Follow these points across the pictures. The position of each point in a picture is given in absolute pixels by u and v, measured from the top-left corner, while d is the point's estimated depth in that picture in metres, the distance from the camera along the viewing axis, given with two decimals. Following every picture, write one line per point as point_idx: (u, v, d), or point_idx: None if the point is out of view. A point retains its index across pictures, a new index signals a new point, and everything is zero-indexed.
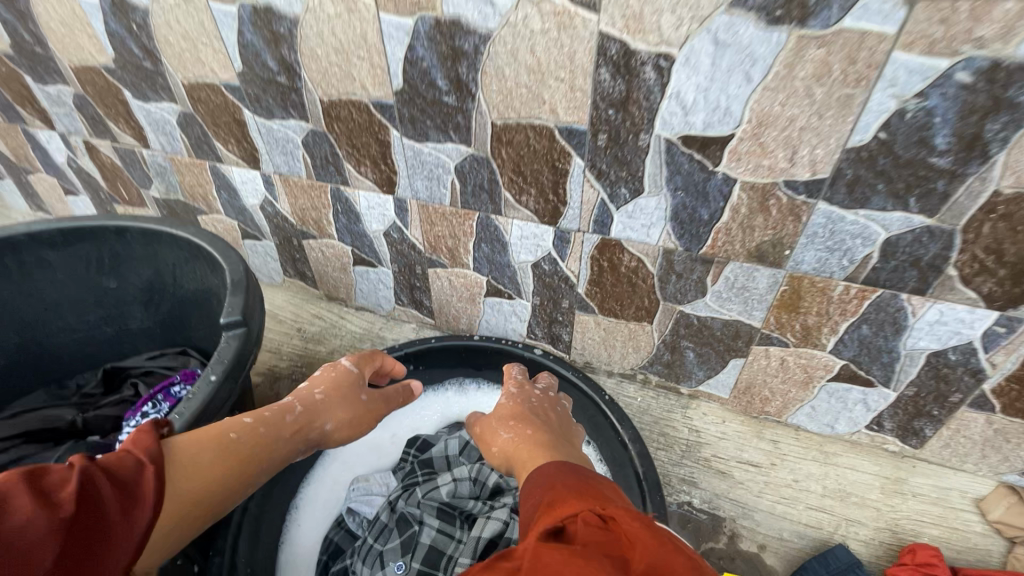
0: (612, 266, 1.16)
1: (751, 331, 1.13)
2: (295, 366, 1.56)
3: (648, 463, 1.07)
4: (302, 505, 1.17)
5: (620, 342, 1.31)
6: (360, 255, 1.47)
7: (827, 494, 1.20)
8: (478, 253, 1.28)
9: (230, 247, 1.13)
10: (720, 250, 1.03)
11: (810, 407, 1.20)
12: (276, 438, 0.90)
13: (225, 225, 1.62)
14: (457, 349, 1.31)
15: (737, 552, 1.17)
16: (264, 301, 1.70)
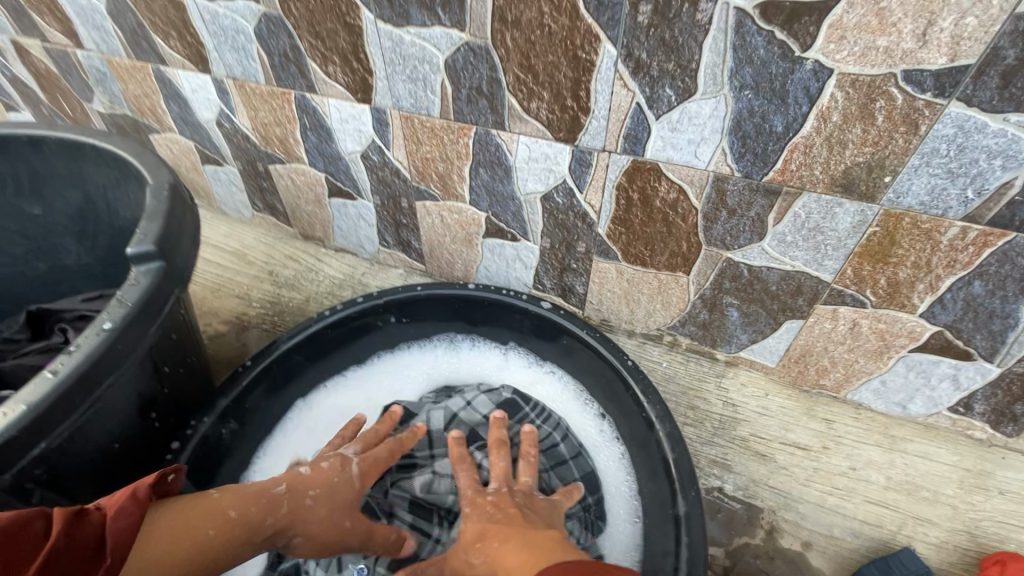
0: (644, 199, 0.91)
1: (818, 287, 0.89)
2: (264, 314, 1.32)
3: (678, 446, 0.83)
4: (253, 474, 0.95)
5: (646, 297, 1.07)
6: (337, 184, 1.22)
7: (891, 486, 0.99)
8: (476, 181, 1.03)
9: (161, 163, 0.90)
10: (793, 177, 0.78)
11: (879, 381, 0.97)
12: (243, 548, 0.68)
13: (180, 148, 1.38)
14: (448, 299, 1.07)
15: (776, 551, 0.97)
16: (232, 240, 1.47)
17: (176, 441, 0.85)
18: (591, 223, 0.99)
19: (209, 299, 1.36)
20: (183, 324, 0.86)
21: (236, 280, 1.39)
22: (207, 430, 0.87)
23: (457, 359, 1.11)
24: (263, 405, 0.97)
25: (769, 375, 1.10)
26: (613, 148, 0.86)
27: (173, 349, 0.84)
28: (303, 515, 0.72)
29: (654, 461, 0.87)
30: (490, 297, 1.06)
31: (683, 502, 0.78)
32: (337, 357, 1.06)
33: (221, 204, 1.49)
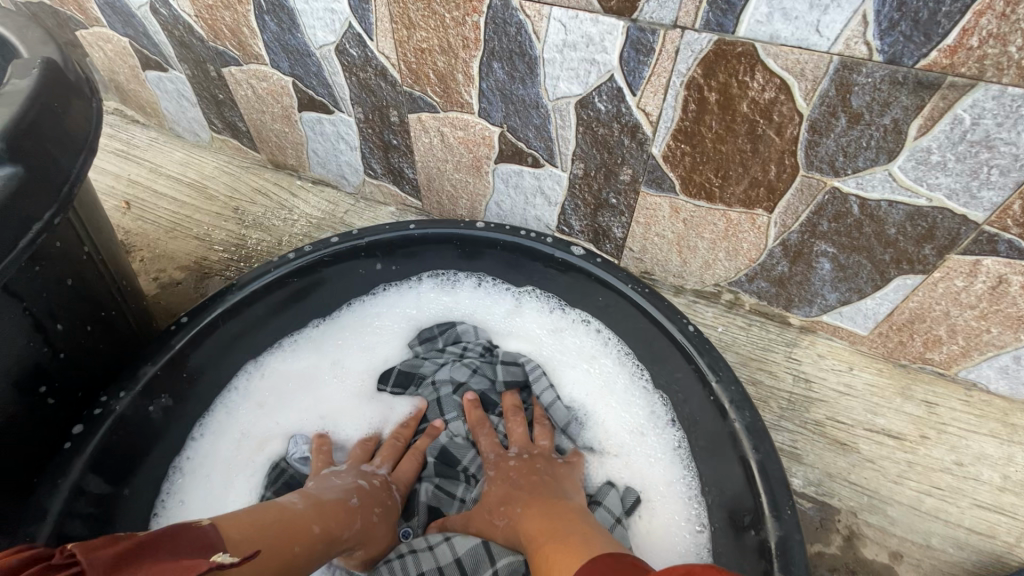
0: (726, 102, 0.65)
1: (958, 230, 0.65)
2: (230, 261, 1.05)
3: (762, 444, 0.63)
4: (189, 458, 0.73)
5: (706, 243, 0.83)
6: (307, 92, 0.95)
7: (1009, 488, 0.77)
8: (489, 80, 0.77)
9: (32, 26, 0.63)
10: (968, 61, 0.52)
11: (1012, 357, 0.75)
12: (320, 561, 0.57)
13: (116, 47, 1.10)
14: (450, 242, 0.84)
15: (858, 564, 0.74)
16: (189, 166, 1.20)
17: (80, 423, 0.64)
18: (642, 141, 0.74)
19: (161, 241, 1.08)
20: (85, 268, 0.66)
21: (194, 218, 1.11)
22: (126, 408, 0.66)
23: (450, 302, 0.88)
24: (205, 375, 0.76)
25: (854, 347, 0.87)
26: (689, 21, 0.60)
27: (71, 299, 0.64)
28: (370, 531, 0.63)
29: (722, 459, 0.67)
30: (504, 240, 0.82)
31: (774, 524, 0.59)
32: (294, 308, 0.82)
33: (173, 124, 1.22)
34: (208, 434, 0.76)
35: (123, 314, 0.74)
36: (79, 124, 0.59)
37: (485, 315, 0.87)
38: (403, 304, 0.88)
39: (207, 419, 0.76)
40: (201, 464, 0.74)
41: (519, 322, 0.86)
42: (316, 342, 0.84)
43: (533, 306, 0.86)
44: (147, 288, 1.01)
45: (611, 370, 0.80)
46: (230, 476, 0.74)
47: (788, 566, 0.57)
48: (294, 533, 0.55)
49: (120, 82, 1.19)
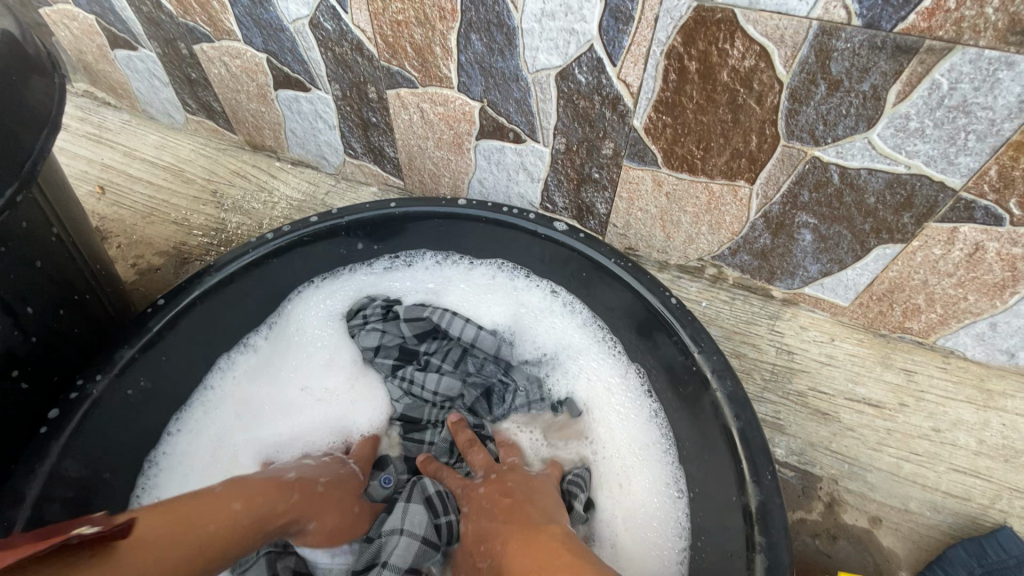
0: (705, 71, 0.64)
1: (936, 197, 0.65)
2: (209, 245, 1.03)
3: (744, 412, 0.63)
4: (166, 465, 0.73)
5: (689, 217, 0.83)
6: (282, 68, 0.92)
7: (984, 452, 0.79)
8: (468, 53, 0.75)
9: None
10: (945, 24, 0.52)
11: (988, 324, 0.76)
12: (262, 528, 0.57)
13: (83, 25, 1.07)
14: (430, 219, 0.82)
15: (838, 529, 0.76)
16: (164, 149, 1.17)
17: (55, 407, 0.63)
18: (624, 113, 0.73)
19: (138, 226, 1.06)
20: (54, 250, 0.64)
21: (171, 202, 1.09)
22: (102, 392, 0.65)
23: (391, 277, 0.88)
24: (184, 357, 0.75)
25: (835, 318, 0.88)
26: None
27: (41, 283, 0.63)
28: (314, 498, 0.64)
29: (705, 427, 0.67)
30: (485, 216, 0.81)
31: (755, 489, 0.60)
32: (257, 295, 0.80)
33: (146, 106, 1.19)
34: (187, 426, 0.76)
35: (98, 298, 0.72)
36: (41, 99, 0.57)
37: (441, 291, 0.87)
38: (344, 288, 0.86)
39: (183, 415, 0.76)
40: (180, 460, 0.74)
41: (485, 300, 0.86)
42: (284, 331, 0.84)
43: (496, 283, 0.87)
44: (124, 274, 0.99)
45: (575, 344, 0.82)
46: (210, 475, 0.74)
47: (768, 530, 0.58)
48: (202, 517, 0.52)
49: (89, 63, 1.15)
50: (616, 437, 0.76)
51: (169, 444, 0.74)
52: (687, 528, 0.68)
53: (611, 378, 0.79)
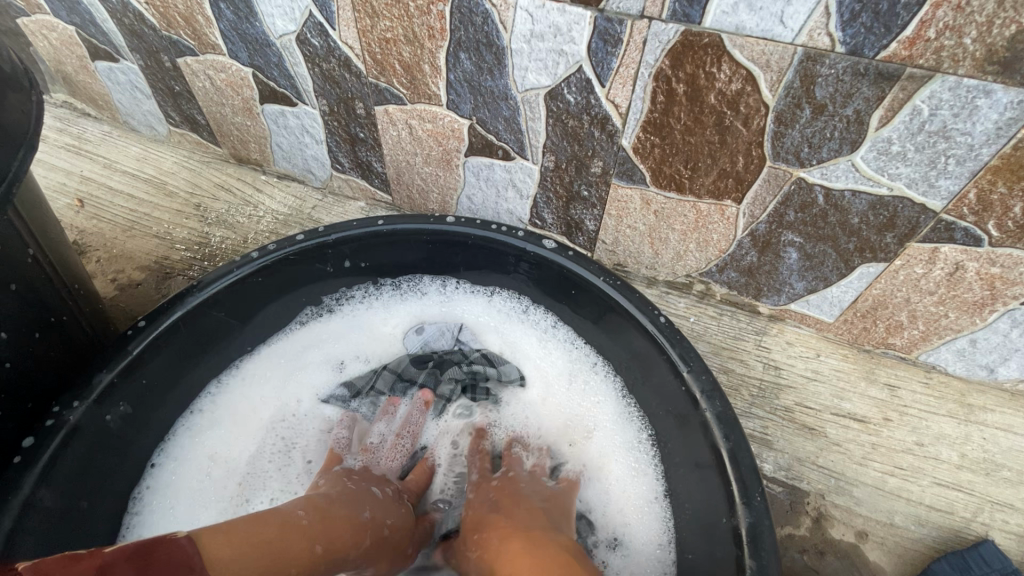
0: (693, 93, 0.65)
1: (917, 218, 0.66)
2: (193, 260, 1.01)
3: (733, 432, 0.63)
4: (155, 491, 0.73)
5: (677, 235, 0.84)
6: (268, 83, 0.91)
7: (966, 466, 0.80)
8: (456, 72, 0.75)
9: None
10: (925, 52, 0.53)
11: (968, 340, 0.78)
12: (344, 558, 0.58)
13: (62, 35, 1.04)
14: (420, 237, 0.82)
15: (826, 544, 0.76)
16: (147, 161, 1.15)
17: (30, 434, 0.61)
18: (612, 133, 0.73)
19: (118, 240, 1.03)
20: (30, 271, 0.63)
21: (153, 216, 1.06)
22: (80, 418, 0.63)
23: (439, 303, 0.89)
24: (164, 380, 0.73)
25: (821, 333, 0.89)
26: (656, 11, 0.59)
27: (17, 303, 0.61)
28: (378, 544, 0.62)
29: (695, 445, 0.68)
30: (474, 235, 0.80)
31: (745, 511, 0.60)
32: (255, 317, 0.81)
33: (127, 118, 1.16)
34: (176, 452, 0.75)
35: (76, 319, 0.70)
36: (16, 117, 0.56)
37: (482, 322, 0.87)
38: (377, 312, 0.88)
39: (172, 445, 0.76)
40: (167, 492, 0.73)
41: (505, 330, 0.87)
42: (289, 352, 0.84)
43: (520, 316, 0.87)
44: (104, 290, 0.96)
45: (596, 387, 0.81)
46: (197, 503, 0.73)
47: (759, 552, 0.58)
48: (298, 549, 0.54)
49: (68, 73, 1.13)
50: (620, 486, 0.74)
51: (157, 477, 0.74)
52: (672, 567, 0.68)
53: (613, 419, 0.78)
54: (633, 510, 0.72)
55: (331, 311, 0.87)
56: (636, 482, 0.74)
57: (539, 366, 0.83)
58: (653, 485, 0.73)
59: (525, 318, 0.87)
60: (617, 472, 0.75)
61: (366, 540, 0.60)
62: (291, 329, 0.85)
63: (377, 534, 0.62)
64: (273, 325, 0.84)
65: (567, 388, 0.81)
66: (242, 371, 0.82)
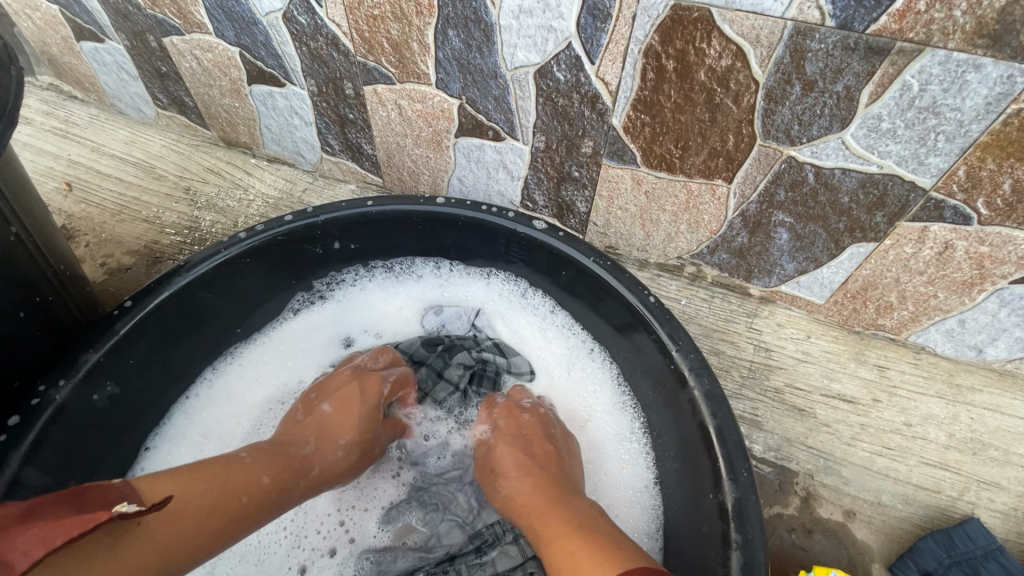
0: (683, 70, 0.64)
1: (907, 196, 0.66)
2: (183, 244, 1.00)
3: (721, 410, 0.63)
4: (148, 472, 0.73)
5: (668, 216, 0.83)
6: (256, 63, 0.90)
7: (953, 445, 0.81)
8: (445, 49, 0.74)
9: None
10: (915, 26, 0.52)
11: (957, 321, 0.78)
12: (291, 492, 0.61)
13: (46, 14, 1.03)
14: (409, 218, 0.81)
15: (814, 522, 0.77)
16: (135, 144, 1.13)
17: (15, 414, 0.60)
18: (602, 112, 0.73)
19: (107, 224, 1.02)
20: (14, 250, 0.62)
21: (142, 200, 1.06)
22: (66, 398, 0.63)
23: (431, 287, 0.89)
24: (152, 361, 0.73)
25: (811, 315, 0.90)
26: None
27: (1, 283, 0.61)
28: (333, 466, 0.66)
29: (683, 424, 0.68)
30: (464, 216, 0.80)
31: (731, 487, 0.60)
32: (247, 299, 0.81)
33: (114, 100, 1.15)
34: (167, 433, 0.76)
35: (63, 300, 0.70)
36: None
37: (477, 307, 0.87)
38: (372, 296, 0.88)
39: (164, 427, 0.76)
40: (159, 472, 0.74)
41: (501, 314, 0.87)
42: (284, 334, 0.85)
43: (513, 300, 0.87)
44: (92, 274, 0.96)
45: (593, 376, 0.81)
46: None
47: (744, 527, 0.58)
48: (249, 484, 0.57)
49: (54, 55, 1.11)
50: (614, 480, 0.73)
51: (150, 458, 0.74)
52: (660, 552, 0.68)
53: (607, 406, 0.78)
54: (623, 508, 0.71)
55: (323, 295, 0.87)
56: (627, 474, 0.73)
57: (531, 350, 0.84)
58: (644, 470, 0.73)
59: (518, 302, 0.87)
60: (609, 467, 0.74)
61: (309, 473, 0.64)
62: (284, 311, 0.86)
63: (325, 460, 0.66)
64: (263, 308, 0.84)
65: (559, 373, 0.81)
66: (234, 354, 0.82)
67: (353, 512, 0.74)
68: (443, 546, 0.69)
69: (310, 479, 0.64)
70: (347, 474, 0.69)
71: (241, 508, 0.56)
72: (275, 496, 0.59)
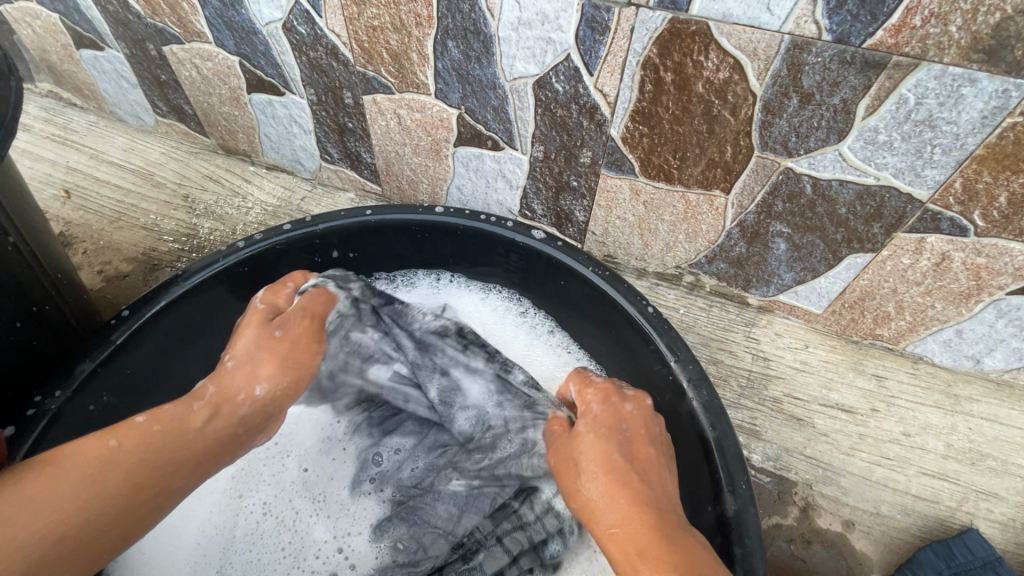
0: (681, 82, 0.65)
1: (904, 208, 0.66)
2: (181, 251, 1.00)
3: (719, 421, 0.63)
4: None
5: (666, 225, 0.84)
6: (255, 72, 0.90)
7: (951, 455, 0.81)
8: (444, 60, 0.75)
9: None
10: (911, 40, 0.53)
11: (954, 331, 0.78)
12: (189, 421, 0.56)
13: (46, 23, 1.03)
14: (407, 227, 0.81)
15: (813, 533, 0.76)
16: (134, 151, 1.13)
17: (12, 424, 0.60)
18: (601, 123, 0.73)
19: (105, 231, 1.02)
20: (11, 260, 0.62)
21: (140, 207, 1.06)
22: (62, 407, 0.62)
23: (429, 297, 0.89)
24: (150, 371, 0.72)
25: (809, 325, 0.90)
26: None
27: None
28: (235, 378, 0.60)
29: (681, 434, 0.68)
30: (462, 225, 0.80)
31: (730, 498, 0.60)
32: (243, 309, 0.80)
33: (113, 108, 1.15)
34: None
35: (61, 309, 0.70)
36: None
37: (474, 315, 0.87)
38: None
39: None
40: None
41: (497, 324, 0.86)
42: None
43: (510, 311, 0.87)
44: (90, 282, 0.95)
45: None
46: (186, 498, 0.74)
47: (743, 539, 0.58)
48: (114, 429, 0.52)
49: (53, 62, 1.11)
50: None
51: None
52: None
53: None
54: None
55: None
56: None
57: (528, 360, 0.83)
58: None
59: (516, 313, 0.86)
60: None
61: (206, 391, 0.59)
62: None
63: (217, 375, 0.60)
64: None
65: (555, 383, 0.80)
66: None
67: (351, 537, 0.73)
68: (429, 558, 0.68)
69: (208, 398, 0.58)
70: (274, 379, 0.62)
71: (113, 449, 0.51)
72: (164, 427, 0.54)
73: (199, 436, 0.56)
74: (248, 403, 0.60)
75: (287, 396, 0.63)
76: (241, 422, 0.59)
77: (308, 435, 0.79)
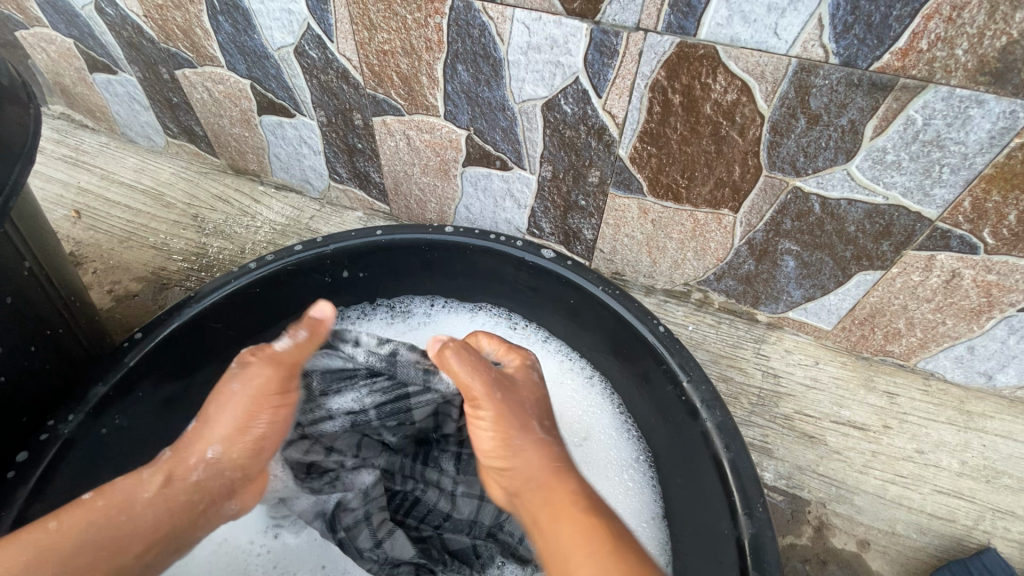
0: (689, 104, 0.65)
1: (913, 226, 0.67)
2: (190, 270, 1.00)
3: (734, 442, 0.63)
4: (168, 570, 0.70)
5: (674, 243, 0.84)
6: (266, 94, 0.92)
7: (966, 473, 0.80)
8: (454, 83, 0.76)
9: None
10: (918, 63, 0.54)
11: (966, 348, 0.78)
12: (147, 503, 0.55)
13: (61, 48, 1.05)
14: (417, 247, 0.82)
15: (828, 553, 0.75)
16: (144, 172, 1.15)
17: (24, 449, 0.60)
18: (609, 143, 0.74)
19: (115, 250, 1.03)
20: (26, 286, 0.63)
21: (150, 226, 1.06)
22: (74, 431, 0.62)
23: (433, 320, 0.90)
24: (160, 394, 0.72)
25: (819, 341, 0.90)
26: (651, 23, 0.60)
27: (11, 319, 0.61)
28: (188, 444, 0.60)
29: (695, 455, 0.67)
30: (472, 244, 0.80)
31: (746, 521, 0.59)
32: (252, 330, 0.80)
33: (125, 129, 1.16)
34: None
35: (72, 331, 0.70)
36: (17, 133, 0.58)
37: None
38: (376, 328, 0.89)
39: None
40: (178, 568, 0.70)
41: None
42: None
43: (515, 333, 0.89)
44: (100, 301, 0.96)
45: (594, 405, 0.82)
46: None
47: (761, 564, 0.57)
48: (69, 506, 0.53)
49: (66, 86, 1.13)
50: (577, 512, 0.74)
51: None
52: None
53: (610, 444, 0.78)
54: None
55: None
56: (625, 503, 0.74)
57: None
58: (650, 503, 0.74)
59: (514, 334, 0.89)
60: (605, 489, 0.75)
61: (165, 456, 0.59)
62: None
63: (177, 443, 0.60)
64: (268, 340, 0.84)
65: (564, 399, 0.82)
66: None
67: None
68: None
69: (161, 466, 0.58)
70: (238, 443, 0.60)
71: (65, 524, 0.52)
72: (114, 498, 0.55)
73: (144, 509, 0.55)
74: (201, 467, 0.59)
75: (239, 457, 0.61)
76: (193, 489, 0.58)
77: (293, 537, 0.72)
